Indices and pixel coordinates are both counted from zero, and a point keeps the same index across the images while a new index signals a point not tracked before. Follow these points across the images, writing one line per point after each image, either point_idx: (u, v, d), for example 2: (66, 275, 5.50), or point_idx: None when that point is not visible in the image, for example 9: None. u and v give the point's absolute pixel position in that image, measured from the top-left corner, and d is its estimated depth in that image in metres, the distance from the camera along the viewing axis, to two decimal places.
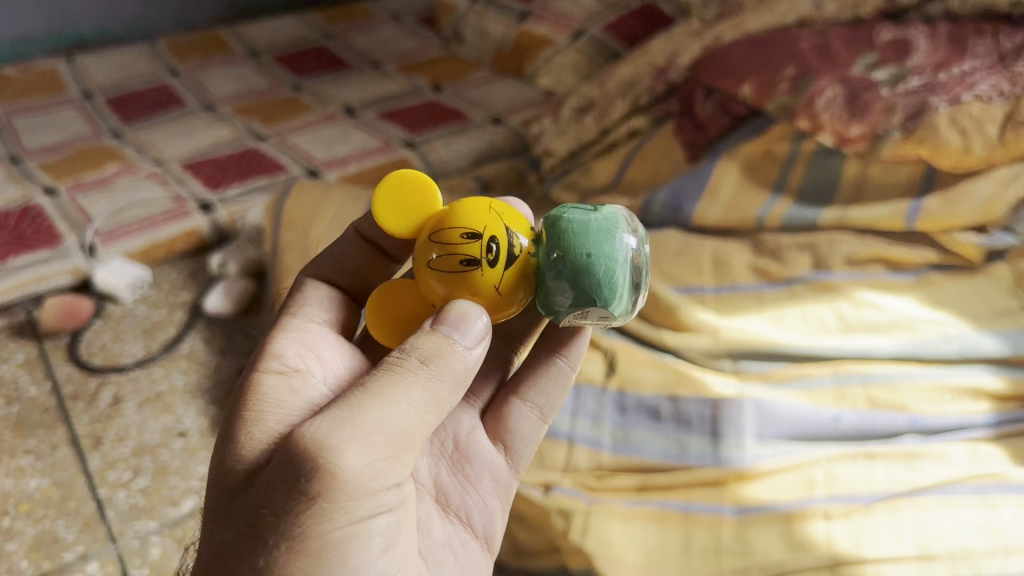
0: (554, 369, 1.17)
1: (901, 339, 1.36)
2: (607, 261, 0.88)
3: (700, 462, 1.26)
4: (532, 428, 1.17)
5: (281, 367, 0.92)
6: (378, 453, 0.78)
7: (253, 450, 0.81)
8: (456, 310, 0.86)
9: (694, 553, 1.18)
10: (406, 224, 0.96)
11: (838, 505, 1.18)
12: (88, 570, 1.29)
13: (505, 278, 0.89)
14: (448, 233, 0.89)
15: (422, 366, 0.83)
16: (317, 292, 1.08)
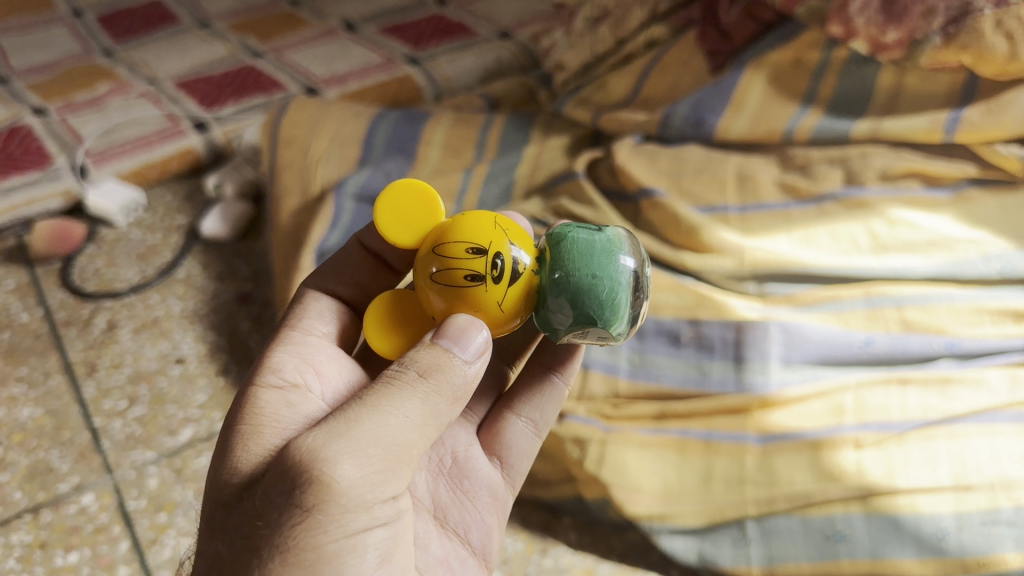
0: (549, 386, 1.08)
1: (938, 258, 1.27)
2: (611, 284, 0.82)
3: (722, 388, 1.18)
4: (527, 445, 1.09)
5: (278, 381, 0.86)
6: (376, 466, 0.71)
7: (247, 460, 0.75)
8: (457, 324, 0.79)
9: (715, 483, 1.13)
10: (408, 235, 0.88)
11: (869, 433, 1.10)
12: (82, 502, 1.22)
13: (509, 297, 0.81)
14: (450, 248, 0.81)
15: (420, 380, 0.77)
16: (317, 304, 1.01)
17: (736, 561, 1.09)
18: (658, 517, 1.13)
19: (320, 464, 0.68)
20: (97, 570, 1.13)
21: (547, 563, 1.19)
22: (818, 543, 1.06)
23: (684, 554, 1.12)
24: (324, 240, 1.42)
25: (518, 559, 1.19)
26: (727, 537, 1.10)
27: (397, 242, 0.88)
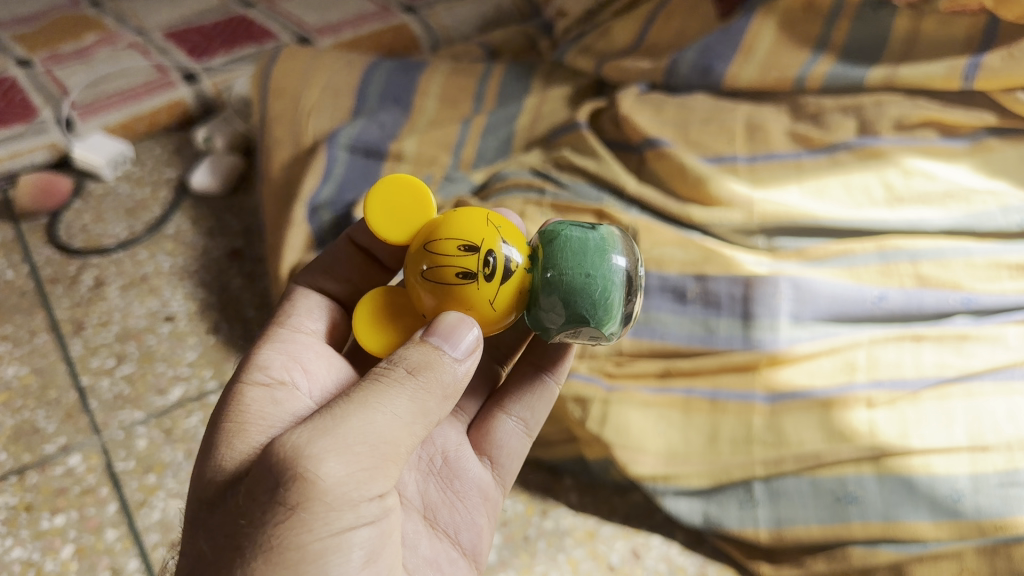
0: (540, 385, 1.03)
1: (955, 211, 1.22)
2: (604, 283, 0.77)
3: (729, 345, 1.13)
4: (518, 445, 1.04)
5: (264, 378, 0.83)
6: (363, 462, 0.67)
7: (232, 458, 0.72)
8: (448, 321, 0.75)
9: (721, 443, 1.08)
10: (401, 233, 0.83)
11: (882, 391, 1.05)
12: (69, 464, 1.18)
13: (501, 296, 0.77)
14: (440, 246, 0.76)
15: (409, 378, 0.73)
16: (307, 301, 0.98)
17: (743, 524, 1.04)
18: (661, 479, 1.07)
19: (306, 460, 0.64)
20: (84, 533, 1.10)
21: (547, 525, 1.12)
22: (829, 505, 1.00)
23: (689, 516, 1.07)
24: (315, 195, 1.37)
25: (518, 521, 1.12)
26: (734, 498, 1.05)
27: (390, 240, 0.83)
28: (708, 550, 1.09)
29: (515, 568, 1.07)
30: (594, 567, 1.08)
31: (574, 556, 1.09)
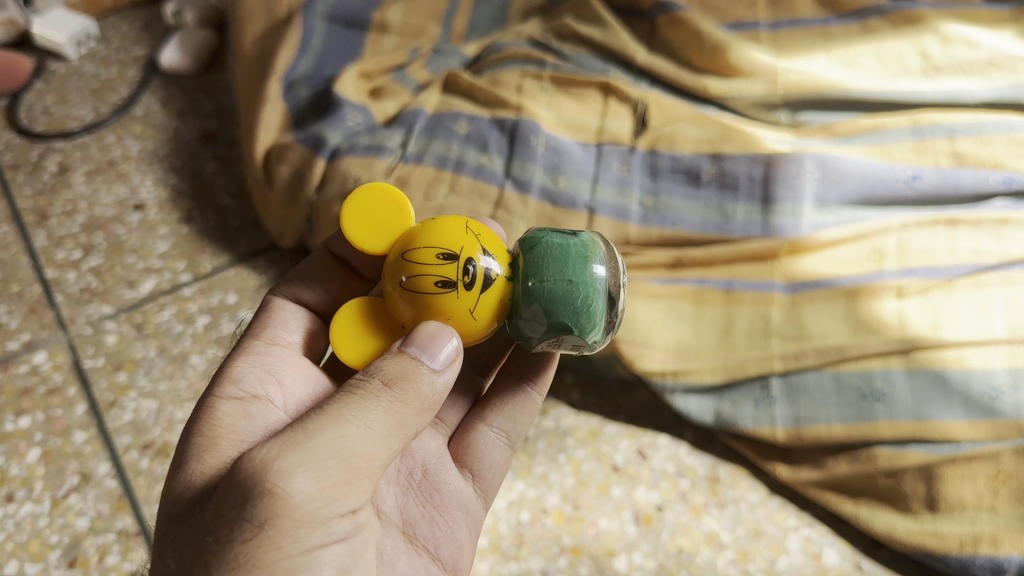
0: (520, 396, 0.88)
1: (999, 82, 1.10)
2: (587, 290, 0.67)
3: (747, 233, 1.01)
4: (499, 457, 0.87)
5: (237, 391, 0.70)
6: (336, 477, 0.56)
7: (197, 473, 0.60)
8: (426, 331, 0.64)
9: (736, 337, 0.96)
10: (378, 240, 0.71)
11: (913, 280, 0.95)
12: (34, 361, 1.10)
13: (483, 307, 0.66)
14: (415, 255, 0.65)
15: (384, 390, 0.61)
16: (284, 310, 0.83)
17: (757, 424, 0.92)
18: (670, 374, 0.95)
19: (272, 474, 0.54)
20: (51, 435, 1.01)
21: (547, 424, 0.99)
22: (853, 403, 0.89)
23: (698, 413, 0.95)
24: (292, 68, 1.23)
25: None
26: (748, 395, 0.93)
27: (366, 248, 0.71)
28: (719, 451, 0.97)
29: (511, 470, 0.95)
30: (596, 468, 0.95)
31: (575, 457, 0.96)
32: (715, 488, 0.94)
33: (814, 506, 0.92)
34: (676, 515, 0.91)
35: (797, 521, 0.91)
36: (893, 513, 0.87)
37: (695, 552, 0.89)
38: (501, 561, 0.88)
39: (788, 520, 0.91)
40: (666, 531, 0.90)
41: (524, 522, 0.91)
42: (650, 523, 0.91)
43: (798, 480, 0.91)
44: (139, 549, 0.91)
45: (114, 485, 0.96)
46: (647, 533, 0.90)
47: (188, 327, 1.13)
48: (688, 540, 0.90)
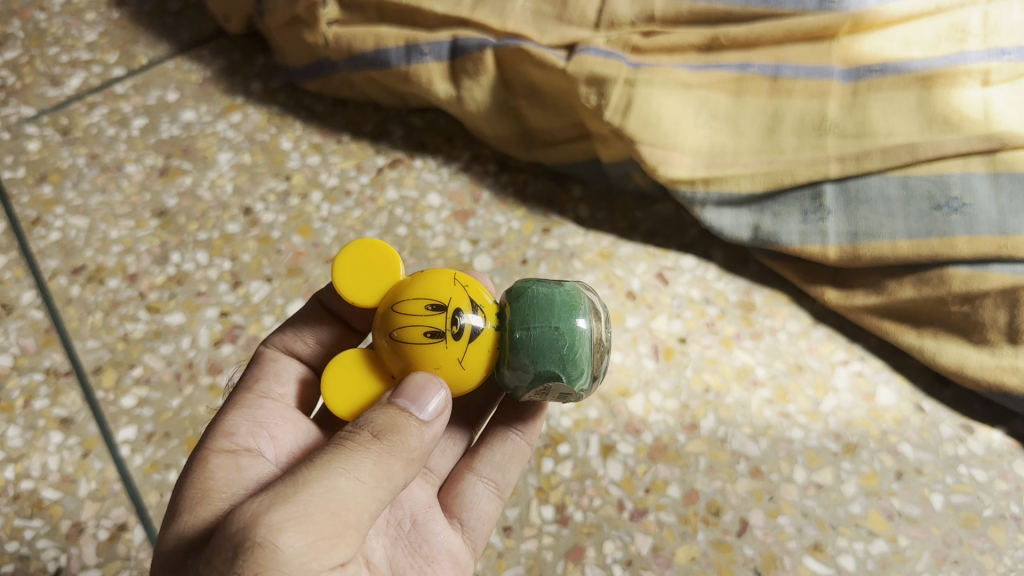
0: (506, 443, 0.65)
1: None
2: (577, 338, 0.51)
3: (798, 5, 0.75)
4: (490, 507, 0.64)
5: (226, 447, 0.54)
6: (333, 531, 0.43)
7: (186, 523, 0.48)
8: (413, 381, 0.49)
9: (784, 136, 0.76)
10: (372, 289, 0.54)
11: (1005, 63, 0.72)
12: None
13: (477, 355, 0.50)
14: (395, 303, 0.51)
15: (373, 442, 0.47)
16: (278, 359, 0.64)
17: (805, 242, 0.76)
18: (701, 183, 0.77)
19: (260, 526, 0.41)
20: None
21: (550, 245, 0.82)
22: (923, 215, 0.71)
23: (732, 228, 0.78)
24: None
25: (513, 241, 0.82)
26: (795, 206, 0.75)
27: (357, 300, 0.54)
28: (755, 273, 0.80)
29: None
30: (608, 295, 0.78)
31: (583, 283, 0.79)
32: (749, 317, 0.77)
33: (868, 336, 0.77)
34: (702, 349, 0.75)
35: (847, 355, 0.76)
36: (964, 345, 0.71)
37: (725, 391, 0.73)
38: None
39: (836, 353, 0.76)
40: (691, 367, 0.74)
41: None
42: (671, 358, 0.74)
43: (850, 306, 0.76)
44: (70, 392, 0.76)
45: (40, 317, 0.80)
46: (668, 370, 0.74)
47: (122, 129, 0.94)
48: (717, 377, 0.73)
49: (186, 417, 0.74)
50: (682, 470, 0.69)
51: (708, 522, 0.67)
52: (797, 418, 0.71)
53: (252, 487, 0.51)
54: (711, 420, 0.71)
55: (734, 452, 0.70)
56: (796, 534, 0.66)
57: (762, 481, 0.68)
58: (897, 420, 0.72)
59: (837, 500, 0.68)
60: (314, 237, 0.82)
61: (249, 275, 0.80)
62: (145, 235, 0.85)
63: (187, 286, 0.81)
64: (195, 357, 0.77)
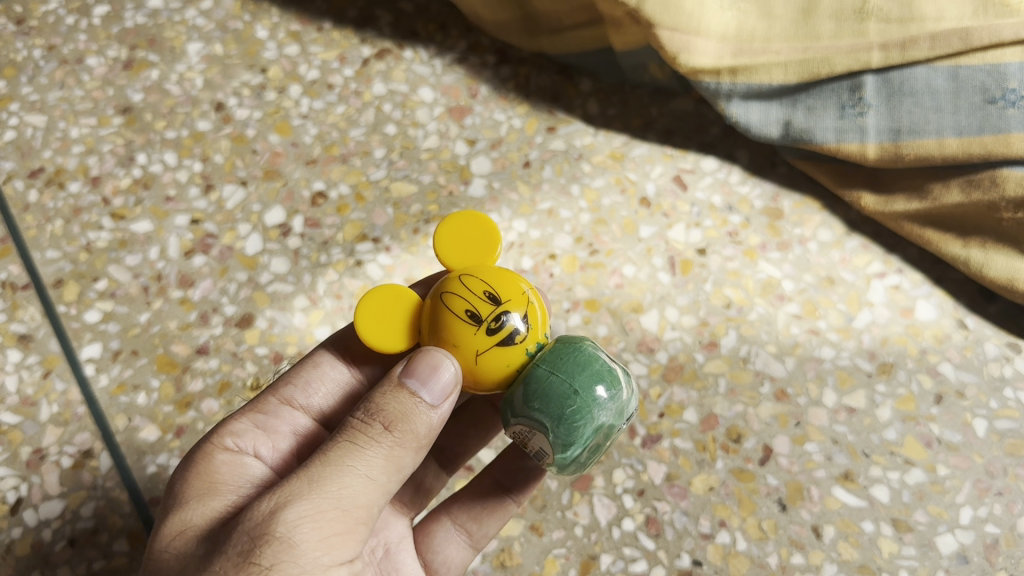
0: (489, 497, 0.56)
1: None
2: (587, 410, 0.44)
3: None
4: (458, 554, 0.56)
5: (234, 444, 0.50)
6: (346, 527, 0.41)
7: (193, 513, 0.44)
8: (428, 359, 0.44)
9: (820, 20, 0.66)
10: (465, 258, 0.50)
11: None
12: None
13: (496, 364, 0.45)
14: (465, 272, 0.47)
15: (384, 434, 0.43)
16: (320, 363, 0.57)
17: (842, 140, 0.67)
18: (727, 73, 0.68)
19: (278, 522, 0.39)
20: None
21: (555, 145, 0.73)
22: (975, 109, 0.62)
23: (760, 123, 0.69)
24: None
25: (514, 141, 0.73)
26: (831, 100, 0.66)
27: (443, 254, 0.50)
28: (783, 176, 0.72)
29: (510, 205, 0.70)
30: (620, 202, 0.70)
31: (592, 188, 0.71)
32: (776, 226, 0.70)
33: (907, 246, 0.69)
34: (723, 261, 0.68)
35: (883, 267, 0.68)
36: (1016, 255, 0.64)
37: (748, 306, 0.66)
38: None
39: (871, 265, 0.68)
40: (711, 280, 0.67)
41: (525, 271, 0.68)
42: (688, 271, 0.67)
43: (889, 213, 0.68)
44: (29, 307, 0.68)
45: None
46: (685, 284, 0.67)
47: (82, 17, 0.82)
48: (739, 292, 0.66)
49: (156, 335, 0.67)
50: (700, 393, 0.62)
51: (728, 449, 0.60)
52: (827, 336, 0.65)
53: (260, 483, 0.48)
54: (732, 338, 0.64)
55: (758, 373, 0.63)
56: (825, 462, 0.60)
57: (787, 405, 0.62)
58: (937, 338, 0.65)
59: (871, 426, 0.61)
60: (293, 135, 0.74)
61: (222, 179, 0.72)
62: (109, 134, 0.76)
63: (154, 190, 0.73)
64: (165, 269, 0.69)
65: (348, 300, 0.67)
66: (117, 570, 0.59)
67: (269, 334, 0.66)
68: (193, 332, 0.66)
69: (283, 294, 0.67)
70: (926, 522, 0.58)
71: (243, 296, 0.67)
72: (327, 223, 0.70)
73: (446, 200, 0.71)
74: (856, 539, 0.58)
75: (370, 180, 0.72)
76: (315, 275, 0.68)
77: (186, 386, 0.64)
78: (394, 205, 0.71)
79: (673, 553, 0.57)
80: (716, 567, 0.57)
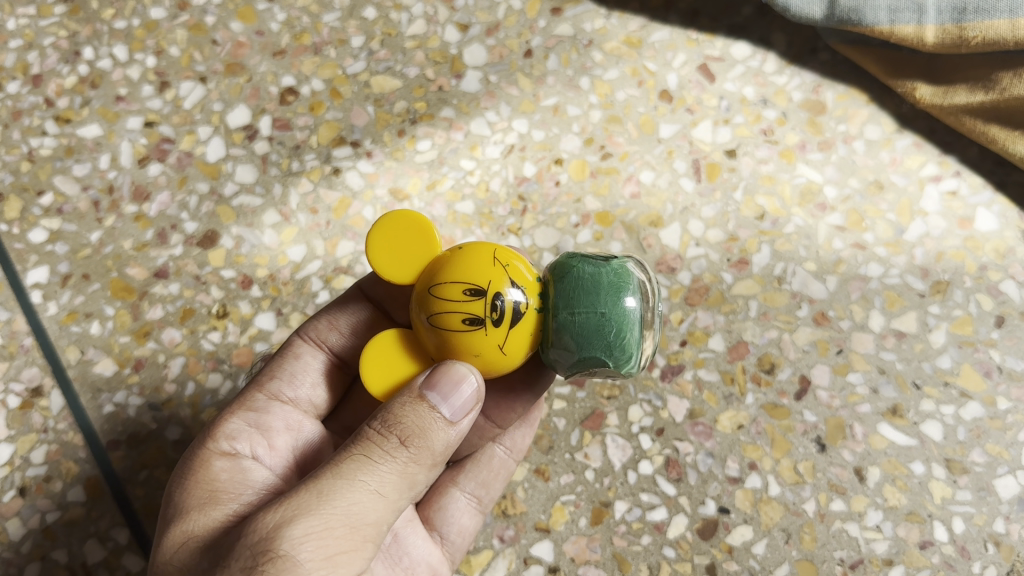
0: (489, 458, 0.50)
1: None
2: (627, 321, 0.39)
3: None
4: (469, 521, 0.49)
5: (231, 447, 0.46)
6: (353, 544, 0.37)
7: (195, 523, 0.41)
8: (451, 373, 0.38)
9: None
10: (412, 261, 0.42)
11: None
12: None
13: (521, 340, 0.40)
14: (430, 282, 0.40)
15: (399, 449, 0.38)
16: (302, 353, 0.52)
17: (895, 22, 0.56)
18: None
19: (282, 539, 0.35)
20: None
21: (561, 30, 0.63)
22: None
23: (801, 1, 0.58)
24: None
25: (514, 25, 0.63)
26: None
27: (393, 276, 0.41)
28: (825, 65, 0.61)
29: (509, 102, 0.61)
30: (636, 97, 0.61)
31: (603, 80, 0.61)
32: (817, 121, 0.60)
33: (966, 144, 0.59)
34: (756, 165, 0.59)
35: (938, 170, 0.59)
36: None
37: (784, 217, 0.57)
38: (494, 236, 0.58)
39: (925, 168, 0.59)
40: (741, 188, 0.58)
41: (527, 179, 0.59)
42: (715, 177, 0.59)
43: (946, 106, 0.58)
44: None
45: None
46: (711, 192, 0.58)
47: None
48: (774, 201, 0.58)
49: (109, 256, 0.58)
50: (728, 318, 0.55)
51: (760, 382, 0.53)
52: (874, 251, 0.57)
53: (263, 490, 0.44)
54: (766, 255, 0.56)
55: (795, 294, 0.55)
56: (870, 396, 0.53)
57: (828, 330, 0.54)
58: (1000, 252, 0.57)
59: (923, 353, 0.54)
60: (258, 22, 0.64)
61: (179, 74, 0.62)
62: (50, 25, 0.63)
63: (102, 89, 0.62)
64: (117, 180, 0.60)
65: (325, 215, 0.59)
66: (73, 521, 0.53)
67: (236, 255, 0.58)
68: (150, 253, 0.58)
69: (251, 209, 0.59)
70: (984, 463, 0.51)
71: (205, 212, 0.59)
72: (299, 125, 0.61)
73: (435, 96, 0.61)
74: (904, 483, 0.51)
75: (347, 74, 0.62)
76: (286, 186, 0.59)
77: (144, 314, 0.57)
78: (375, 103, 0.61)
79: (697, 500, 0.51)
80: (746, 515, 0.50)
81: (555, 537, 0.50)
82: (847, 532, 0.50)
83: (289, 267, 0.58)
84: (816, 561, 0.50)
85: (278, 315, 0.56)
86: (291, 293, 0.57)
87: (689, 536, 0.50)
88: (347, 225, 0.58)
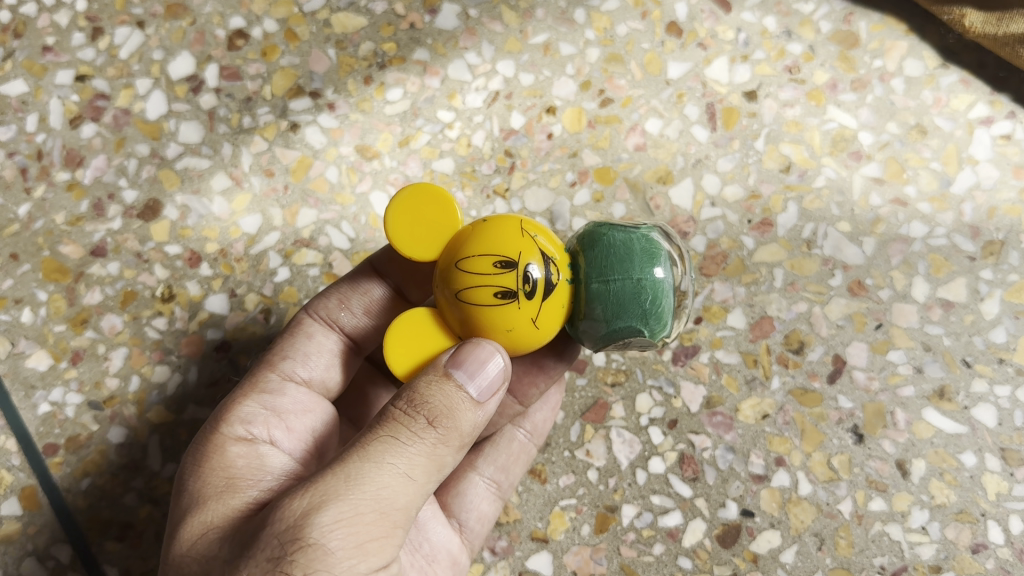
0: (510, 439, 0.44)
1: None
2: (664, 287, 0.33)
3: None
4: (489, 508, 0.43)
5: (248, 430, 0.39)
6: (384, 531, 0.31)
7: (213, 514, 0.35)
8: (479, 352, 0.33)
9: None
10: (432, 234, 0.35)
11: None
12: None
13: (556, 315, 0.34)
14: (456, 254, 0.34)
15: (427, 430, 0.32)
16: (313, 332, 0.44)
17: None
18: None
19: (309, 527, 0.30)
20: None
21: None
22: None
23: None
24: None
25: None
26: None
27: (411, 253, 0.35)
28: None
29: (491, 41, 0.52)
30: (640, 31, 0.52)
31: (601, 12, 0.53)
32: (850, 56, 0.52)
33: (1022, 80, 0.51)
34: (780, 108, 0.51)
35: (990, 111, 0.51)
36: None
37: (813, 169, 0.50)
38: (478, 200, 0.50)
39: (975, 109, 0.51)
40: (763, 135, 0.50)
41: (515, 132, 0.51)
42: (733, 124, 0.51)
43: (1000, 36, 0.50)
44: None
45: None
46: (728, 142, 0.50)
47: None
48: (800, 150, 0.50)
49: (39, 232, 0.50)
50: (749, 289, 0.47)
51: (786, 363, 0.46)
52: (917, 207, 0.49)
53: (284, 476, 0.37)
54: (792, 214, 0.49)
55: (827, 260, 0.48)
56: (913, 376, 0.46)
57: (864, 301, 0.47)
58: None
59: (974, 326, 0.47)
60: None
61: (113, 19, 0.53)
62: None
63: (27, 39, 0.53)
64: (46, 144, 0.52)
65: (282, 178, 0.51)
66: (8, 538, 0.46)
67: (182, 228, 0.51)
68: (86, 227, 0.50)
69: (198, 172, 0.51)
70: None
71: (145, 177, 0.51)
72: (250, 73, 0.53)
73: (406, 36, 0.53)
74: (953, 477, 0.44)
75: (304, 12, 0.53)
76: (236, 145, 0.52)
77: (80, 298, 0.49)
78: (336, 45, 0.53)
79: (717, 502, 0.44)
80: (773, 519, 0.44)
81: (554, 548, 0.44)
82: (888, 536, 0.44)
83: (243, 240, 0.50)
84: (853, 569, 0.43)
85: (232, 296, 0.50)
86: (245, 270, 0.50)
87: (708, 544, 0.44)
88: (308, 189, 0.51)
